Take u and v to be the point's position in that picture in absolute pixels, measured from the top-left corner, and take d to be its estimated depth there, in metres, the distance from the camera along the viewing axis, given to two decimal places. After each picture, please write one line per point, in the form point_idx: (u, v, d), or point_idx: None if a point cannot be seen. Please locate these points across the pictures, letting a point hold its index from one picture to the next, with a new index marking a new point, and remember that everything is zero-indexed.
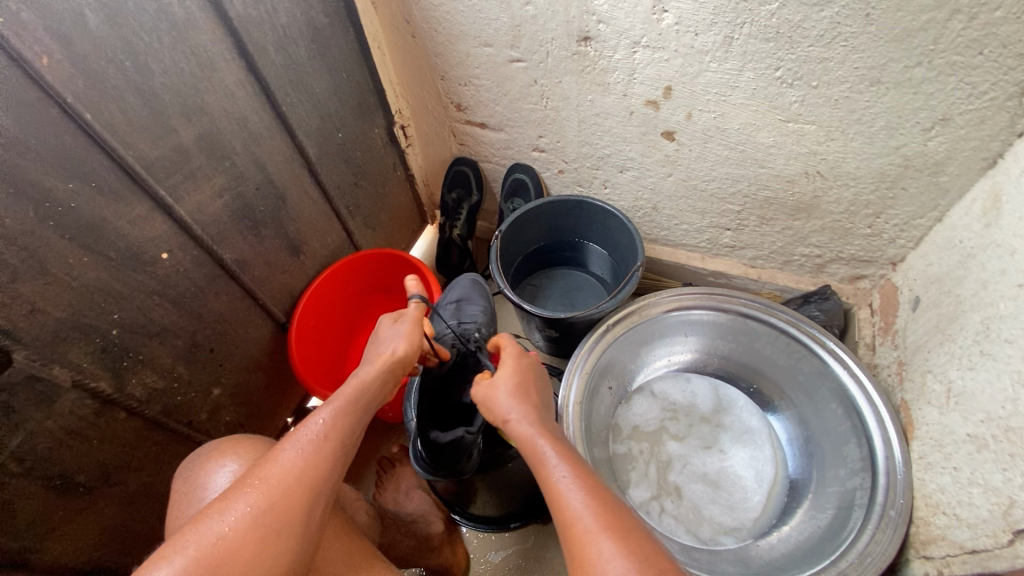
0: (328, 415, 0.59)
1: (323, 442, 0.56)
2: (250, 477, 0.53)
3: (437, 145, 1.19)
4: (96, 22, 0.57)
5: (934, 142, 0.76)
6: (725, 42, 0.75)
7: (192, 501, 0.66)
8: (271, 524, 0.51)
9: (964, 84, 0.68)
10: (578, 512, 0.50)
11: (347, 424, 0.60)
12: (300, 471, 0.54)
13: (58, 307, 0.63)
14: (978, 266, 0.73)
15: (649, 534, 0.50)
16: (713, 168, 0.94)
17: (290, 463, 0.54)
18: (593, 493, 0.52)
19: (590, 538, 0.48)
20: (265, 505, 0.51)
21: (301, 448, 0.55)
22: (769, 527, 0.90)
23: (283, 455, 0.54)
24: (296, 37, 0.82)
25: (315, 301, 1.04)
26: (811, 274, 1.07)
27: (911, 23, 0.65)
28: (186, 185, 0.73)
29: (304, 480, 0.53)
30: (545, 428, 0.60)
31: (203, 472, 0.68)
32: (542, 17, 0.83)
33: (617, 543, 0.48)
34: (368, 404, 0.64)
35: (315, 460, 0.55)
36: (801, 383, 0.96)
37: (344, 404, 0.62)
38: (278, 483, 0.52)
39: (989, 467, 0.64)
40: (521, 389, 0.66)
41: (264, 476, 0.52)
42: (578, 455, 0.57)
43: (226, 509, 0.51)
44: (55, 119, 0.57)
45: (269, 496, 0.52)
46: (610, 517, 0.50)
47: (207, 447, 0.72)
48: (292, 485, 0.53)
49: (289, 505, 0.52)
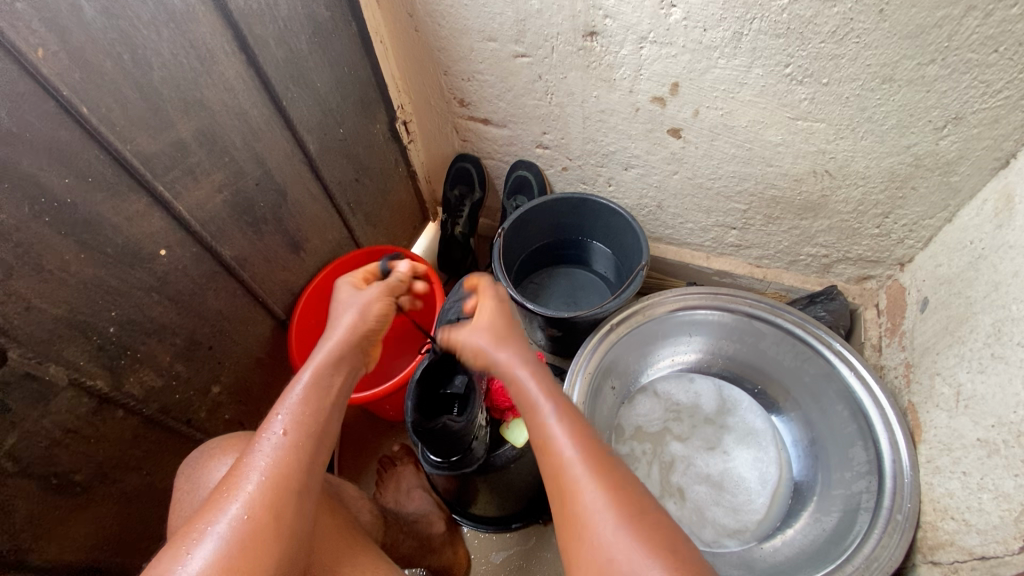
0: (290, 409, 0.55)
1: (291, 440, 0.53)
2: (220, 491, 0.51)
3: (439, 141, 1.17)
4: (93, 14, 0.56)
5: (946, 142, 0.75)
6: (735, 38, 0.74)
7: (195, 497, 0.65)
8: (251, 534, 0.49)
9: (978, 83, 0.67)
10: (567, 459, 0.51)
11: (312, 414, 0.56)
12: (272, 475, 0.51)
13: (54, 305, 0.62)
14: (989, 268, 0.72)
15: (637, 479, 0.51)
16: (720, 166, 0.93)
17: (259, 471, 0.51)
18: (582, 439, 0.52)
19: (579, 488, 0.49)
20: (241, 519, 0.49)
21: (269, 451, 0.52)
22: (772, 530, 0.90)
23: (249, 467, 0.51)
24: (298, 31, 0.81)
25: (315, 298, 1.02)
26: (817, 274, 1.06)
27: (925, 20, 0.64)
28: (185, 181, 0.72)
29: (276, 486, 0.51)
30: (539, 376, 0.58)
31: (204, 471, 0.67)
32: (547, 12, 0.81)
33: (604, 493, 0.48)
34: (335, 382, 0.59)
35: (285, 463, 0.52)
36: (807, 384, 0.95)
37: (308, 395, 0.56)
38: (250, 495, 0.50)
39: (1000, 473, 0.63)
40: (504, 332, 0.62)
41: (234, 490, 0.50)
42: (569, 399, 0.57)
43: (201, 528, 0.49)
44: (51, 113, 0.56)
45: (244, 509, 0.49)
46: (597, 463, 0.50)
47: (203, 450, 0.71)
48: (264, 494, 0.50)
49: (266, 514, 0.50)
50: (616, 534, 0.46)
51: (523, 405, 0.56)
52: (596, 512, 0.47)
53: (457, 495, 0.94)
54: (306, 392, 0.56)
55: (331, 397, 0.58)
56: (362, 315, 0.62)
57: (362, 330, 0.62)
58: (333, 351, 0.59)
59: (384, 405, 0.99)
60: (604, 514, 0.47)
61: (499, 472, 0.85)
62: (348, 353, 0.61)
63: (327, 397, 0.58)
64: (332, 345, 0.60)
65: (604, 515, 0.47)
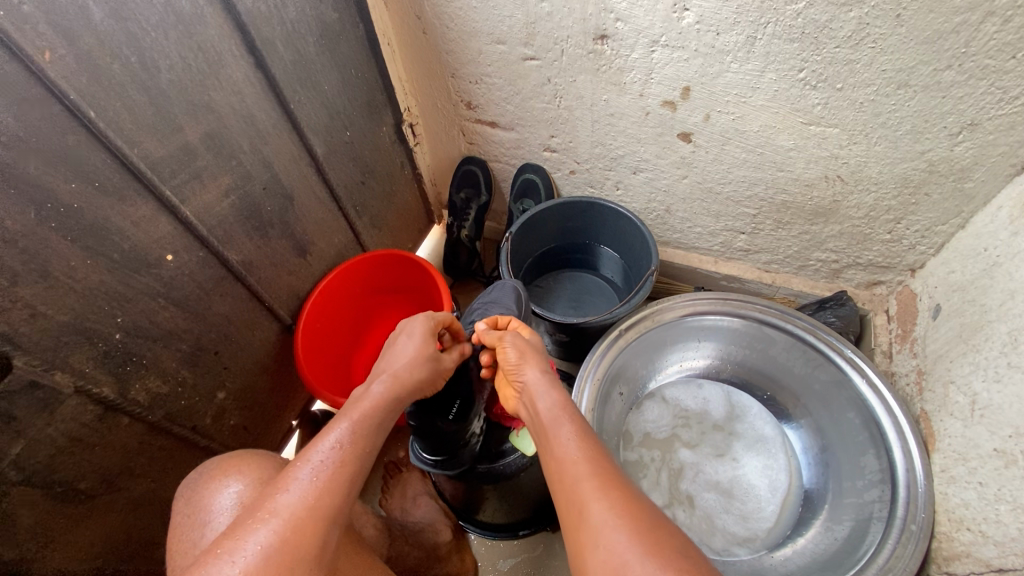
0: (344, 437, 0.55)
1: (341, 470, 0.52)
2: (262, 510, 0.48)
3: (446, 144, 1.16)
4: (101, 16, 0.55)
5: (961, 148, 0.74)
6: (748, 42, 0.73)
7: (197, 523, 0.64)
8: (292, 560, 0.47)
9: (995, 89, 0.66)
10: (575, 473, 0.52)
11: (362, 449, 0.55)
12: (316, 503, 0.50)
13: (60, 311, 0.61)
14: (1004, 276, 0.71)
15: (648, 499, 0.50)
16: (730, 171, 0.92)
17: (305, 495, 0.50)
18: (590, 456, 0.53)
19: (586, 499, 0.49)
20: (284, 542, 0.47)
21: (316, 477, 0.51)
22: (783, 538, 0.89)
23: (294, 487, 0.50)
24: (305, 33, 0.80)
25: (322, 302, 1.01)
26: (827, 279, 1.05)
27: (942, 25, 0.63)
28: (192, 185, 0.71)
29: (323, 513, 0.50)
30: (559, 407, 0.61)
31: (203, 493, 0.66)
32: (557, 15, 0.81)
33: (610, 503, 0.48)
34: (382, 421, 0.60)
35: (332, 490, 0.51)
36: (817, 392, 0.94)
37: (359, 429, 0.56)
38: (295, 517, 0.48)
39: (1019, 484, 0.62)
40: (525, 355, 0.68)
41: (278, 510, 0.48)
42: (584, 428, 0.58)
43: (237, 545, 0.46)
44: (58, 117, 0.55)
45: (289, 533, 0.47)
46: (606, 477, 0.51)
47: (207, 466, 0.70)
48: (308, 517, 0.49)
49: (308, 540, 0.48)
50: (623, 540, 0.45)
51: (544, 437, 0.58)
52: (601, 521, 0.46)
53: (466, 503, 0.93)
54: (359, 422, 0.57)
55: (378, 437, 0.59)
56: (409, 372, 0.65)
57: (413, 376, 0.65)
58: (386, 392, 0.61)
59: None
60: (610, 521, 0.46)
61: (508, 480, 0.84)
62: (397, 400, 0.62)
63: (371, 441, 0.57)
64: (387, 386, 0.62)
65: (610, 523, 0.46)
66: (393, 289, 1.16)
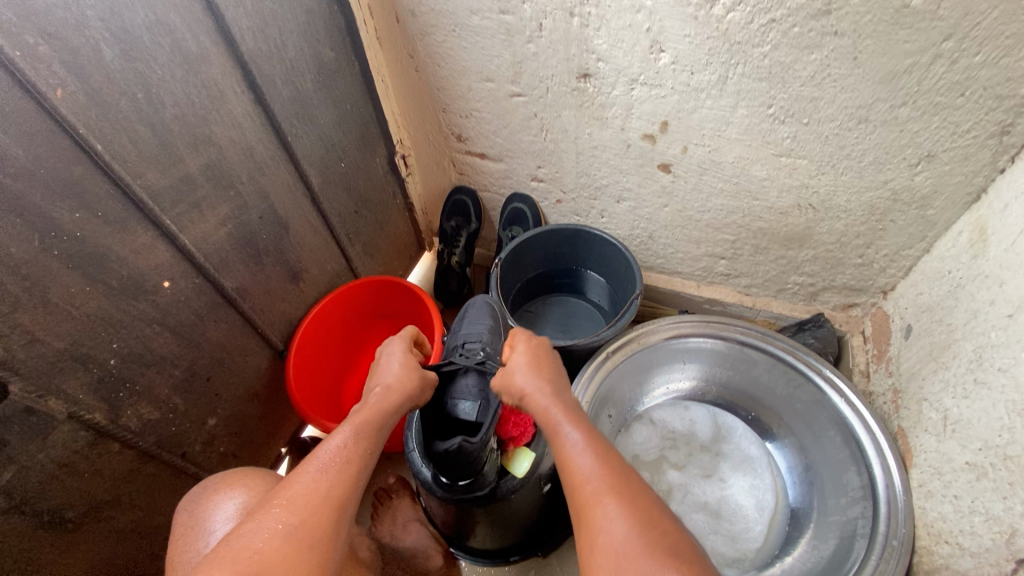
0: (348, 437, 0.58)
1: (345, 463, 0.55)
2: (279, 496, 0.51)
3: (436, 174, 1.20)
4: (111, 56, 0.58)
5: (920, 177, 0.79)
6: (720, 80, 0.78)
7: (197, 536, 0.66)
8: (306, 540, 0.49)
9: (947, 123, 0.72)
10: (583, 471, 0.52)
11: (366, 448, 0.58)
12: (325, 490, 0.52)
13: (58, 337, 0.62)
14: (967, 297, 0.76)
15: (662, 504, 0.51)
16: (709, 200, 0.97)
17: (317, 483, 0.53)
18: (601, 457, 0.53)
19: (598, 500, 0.50)
20: (294, 524, 0.49)
21: (325, 468, 0.54)
22: (771, 558, 0.90)
23: (304, 478, 0.53)
24: (304, 70, 0.84)
25: (314, 328, 1.03)
26: (804, 302, 1.09)
27: (896, 67, 0.69)
28: (191, 215, 0.73)
29: (333, 497, 0.52)
30: (560, 402, 0.61)
31: (208, 504, 0.68)
32: (542, 55, 0.86)
33: (620, 507, 0.49)
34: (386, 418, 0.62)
35: (339, 479, 0.54)
36: (799, 412, 0.97)
37: (362, 428, 0.60)
38: (307, 501, 0.51)
39: (990, 496, 0.64)
40: (537, 362, 0.66)
41: (293, 495, 0.51)
42: (596, 431, 0.57)
43: (256, 526, 0.49)
44: (66, 150, 0.58)
45: (302, 514, 0.50)
46: (620, 482, 0.51)
47: (212, 480, 0.72)
48: (319, 501, 0.52)
49: (320, 520, 0.51)
50: (624, 537, 0.47)
51: (549, 431, 0.58)
52: (613, 518, 0.48)
53: (456, 530, 0.93)
54: (362, 422, 0.60)
55: (380, 437, 0.61)
56: (402, 377, 0.66)
57: (403, 380, 0.66)
58: (380, 398, 0.63)
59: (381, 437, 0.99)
60: (623, 527, 0.47)
61: (497, 504, 0.81)
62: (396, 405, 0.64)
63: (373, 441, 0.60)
64: (381, 395, 0.64)
65: (618, 525, 0.48)
66: (381, 314, 1.17)
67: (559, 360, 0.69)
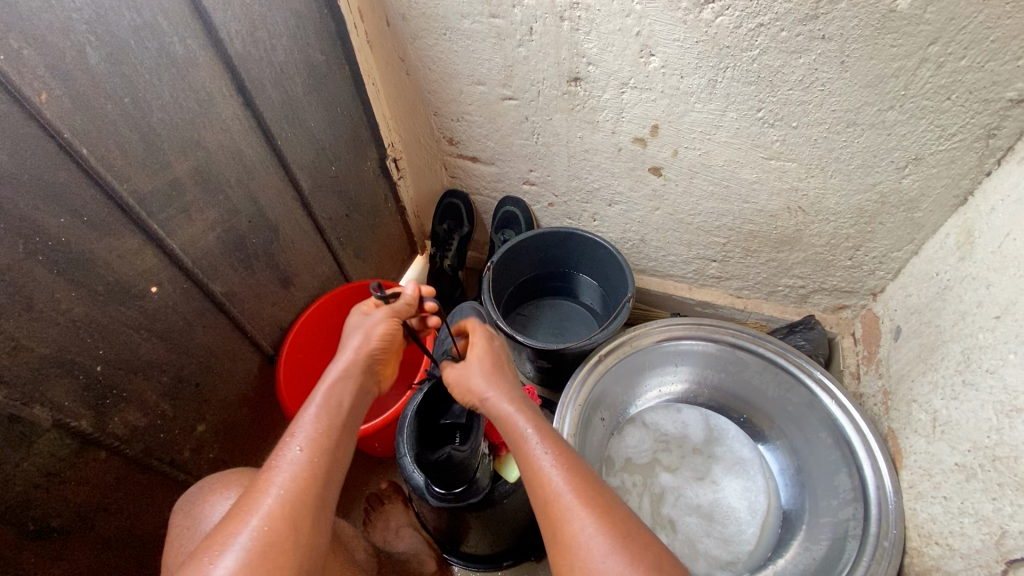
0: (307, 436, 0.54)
1: (309, 463, 0.52)
2: (238, 511, 0.49)
3: (428, 178, 1.20)
4: (97, 59, 0.58)
5: (908, 180, 0.80)
6: (710, 84, 0.79)
7: (193, 534, 0.65)
8: (272, 548, 0.47)
9: (933, 127, 0.72)
10: (554, 485, 0.51)
11: (330, 440, 0.55)
12: (288, 496, 0.50)
13: (42, 344, 0.62)
14: (955, 298, 0.76)
15: (627, 508, 0.51)
16: (699, 203, 0.97)
17: (279, 491, 0.50)
18: (569, 469, 0.52)
19: (570, 514, 0.49)
20: (264, 533, 0.48)
21: (286, 474, 0.51)
22: (763, 560, 0.90)
23: (270, 484, 0.51)
24: (294, 74, 0.84)
25: (304, 333, 1.02)
26: (795, 304, 1.10)
27: (883, 71, 0.69)
28: (179, 219, 0.73)
29: (296, 501, 0.50)
30: (523, 405, 0.59)
31: (202, 507, 0.68)
32: (533, 59, 0.86)
33: (593, 519, 0.48)
34: (348, 405, 0.59)
35: (304, 483, 0.51)
36: (790, 414, 0.98)
37: (322, 422, 0.56)
38: (270, 510, 0.49)
39: (978, 496, 0.65)
40: (494, 367, 0.64)
41: (253, 510, 0.49)
42: (562, 441, 0.56)
43: (220, 546, 0.47)
44: (51, 154, 0.57)
45: (264, 524, 0.48)
46: (591, 493, 0.51)
47: (215, 477, 0.73)
48: (283, 508, 0.49)
49: (285, 526, 0.49)
50: (599, 553, 0.46)
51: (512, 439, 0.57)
52: (586, 533, 0.48)
53: (449, 535, 0.93)
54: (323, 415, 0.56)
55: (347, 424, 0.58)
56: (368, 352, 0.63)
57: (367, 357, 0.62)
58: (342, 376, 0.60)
59: (373, 442, 1.00)
60: (596, 540, 0.47)
61: (492, 509, 0.82)
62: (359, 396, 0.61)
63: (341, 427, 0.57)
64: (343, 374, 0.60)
65: (594, 539, 0.47)
66: None
67: (510, 359, 0.69)
